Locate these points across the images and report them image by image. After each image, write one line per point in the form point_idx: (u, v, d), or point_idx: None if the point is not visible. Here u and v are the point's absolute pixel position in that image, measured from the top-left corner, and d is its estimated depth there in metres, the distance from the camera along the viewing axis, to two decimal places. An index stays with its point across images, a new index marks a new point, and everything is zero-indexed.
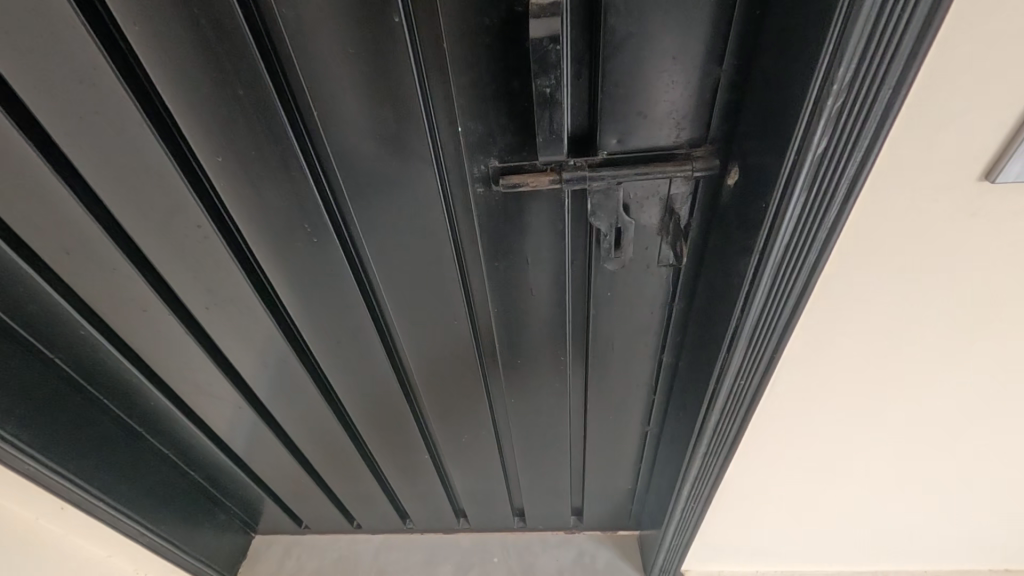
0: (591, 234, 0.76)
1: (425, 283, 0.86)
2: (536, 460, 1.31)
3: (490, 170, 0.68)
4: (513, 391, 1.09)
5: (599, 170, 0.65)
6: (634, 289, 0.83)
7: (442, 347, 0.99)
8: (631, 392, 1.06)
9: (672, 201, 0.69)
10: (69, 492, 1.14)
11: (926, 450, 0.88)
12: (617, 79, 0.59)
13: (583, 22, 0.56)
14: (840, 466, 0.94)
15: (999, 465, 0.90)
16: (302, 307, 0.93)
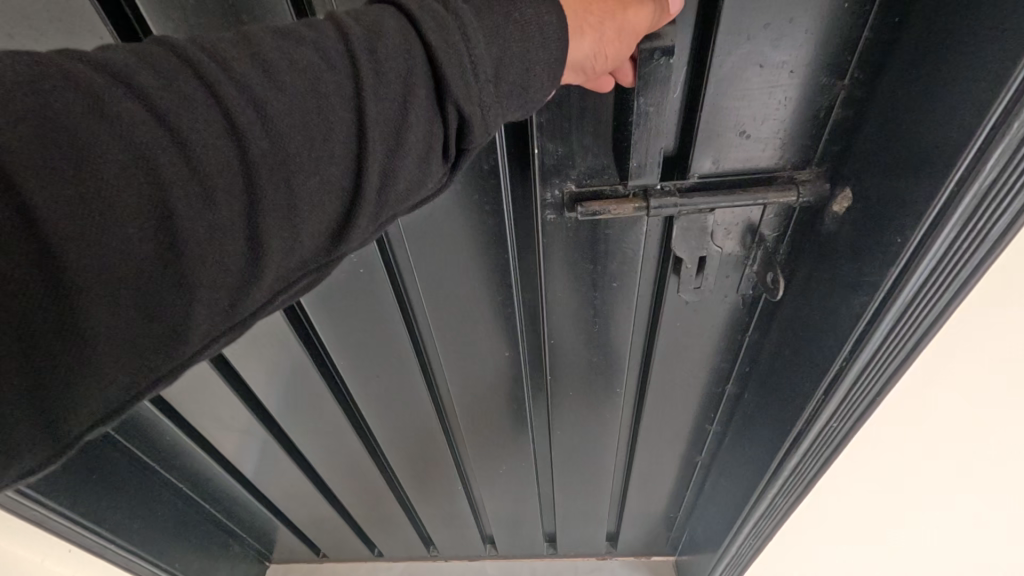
0: (665, 263, 0.68)
1: (476, 311, 0.79)
2: (574, 490, 1.23)
3: (565, 196, 0.60)
4: (558, 423, 1.02)
5: (691, 197, 0.57)
6: (708, 320, 0.75)
7: (484, 376, 0.92)
8: (687, 423, 0.99)
9: (760, 227, 0.62)
10: (81, 537, 1.01)
11: None
12: (721, 95, 0.52)
13: (691, 30, 0.49)
14: None
15: None
16: (335, 339, 0.86)
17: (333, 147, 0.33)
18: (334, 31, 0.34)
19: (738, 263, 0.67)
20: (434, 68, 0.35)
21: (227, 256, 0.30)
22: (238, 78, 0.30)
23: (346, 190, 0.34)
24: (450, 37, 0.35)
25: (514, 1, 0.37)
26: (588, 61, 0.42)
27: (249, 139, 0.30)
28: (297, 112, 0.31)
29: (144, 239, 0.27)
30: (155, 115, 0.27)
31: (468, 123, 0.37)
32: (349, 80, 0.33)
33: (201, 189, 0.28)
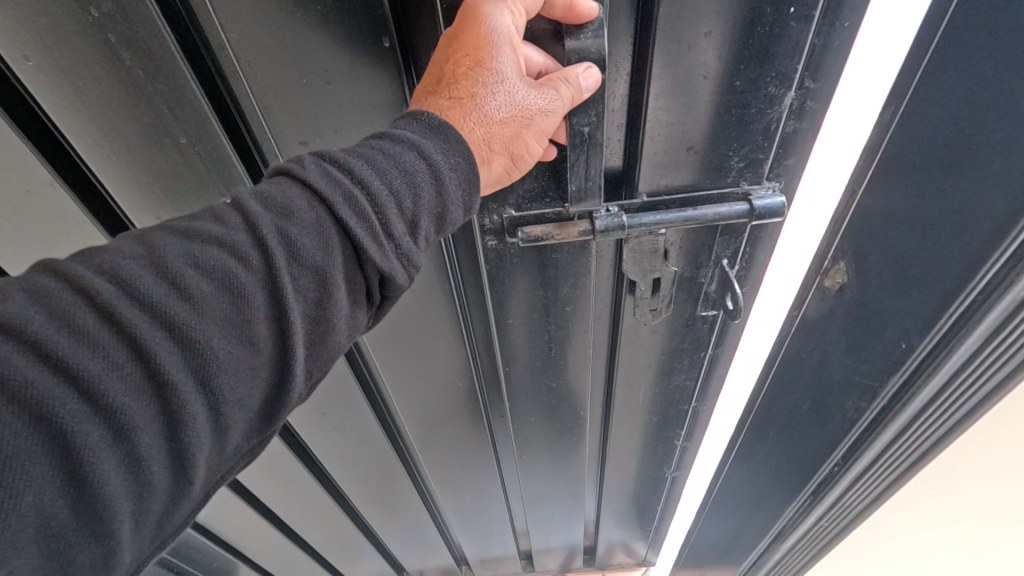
0: (621, 282, 0.63)
1: (427, 352, 0.73)
2: (549, 511, 1.19)
3: (502, 220, 0.54)
4: (521, 453, 0.96)
5: (639, 218, 0.52)
6: (672, 341, 0.70)
7: (442, 416, 0.86)
8: (657, 443, 0.95)
9: (714, 246, 0.57)
10: None
11: None
12: (665, 110, 0.46)
13: (626, 37, 0.43)
14: None
15: None
16: (320, 430, 0.82)
17: (262, 343, 0.24)
18: (236, 211, 0.25)
19: (694, 281, 0.62)
20: (347, 235, 0.26)
21: (152, 499, 0.22)
22: (137, 280, 0.22)
23: (282, 386, 0.26)
24: (355, 202, 0.26)
25: (419, 139, 0.29)
26: (505, 171, 0.40)
27: (164, 362, 0.21)
28: (219, 314, 0.23)
29: (43, 519, 0.19)
30: (39, 359, 0.19)
31: (397, 285, 0.28)
32: (267, 263, 0.24)
33: (111, 443, 0.20)
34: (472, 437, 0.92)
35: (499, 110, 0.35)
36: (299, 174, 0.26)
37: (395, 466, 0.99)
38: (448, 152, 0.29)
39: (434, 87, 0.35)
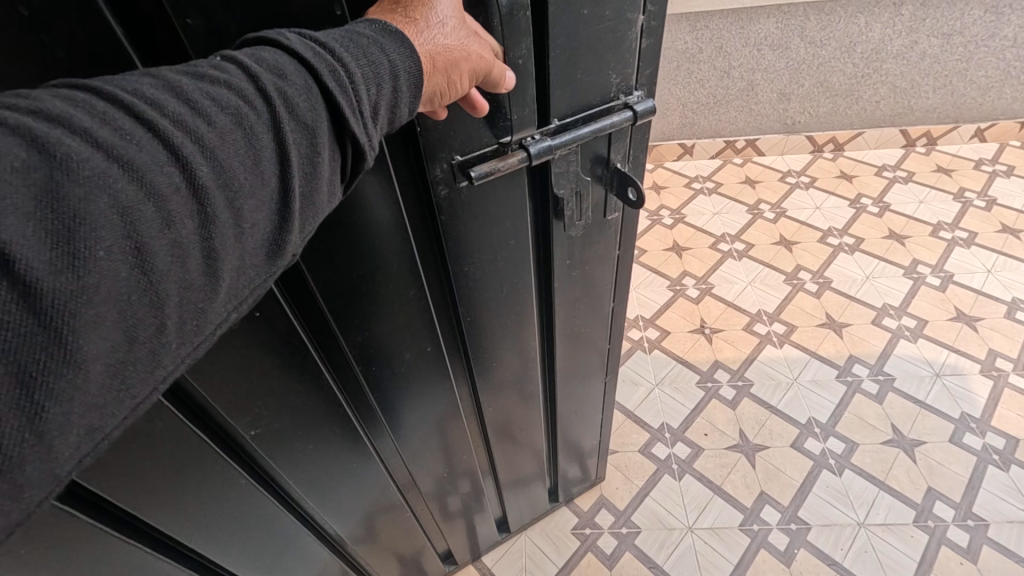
0: (540, 198, 0.58)
1: (382, 265, 0.50)
2: (534, 495, 0.96)
3: (445, 168, 0.48)
4: (498, 414, 0.77)
5: (559, 141, 0.51)
6: (597, 250, 0.67)
7: (418, 365, 0.61)
8: (596, 415, 0.92)
9: (610, 157, 0.57)
10: None
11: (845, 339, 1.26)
12: (580, 44, 0.47)
13: None
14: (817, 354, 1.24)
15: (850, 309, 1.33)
16: (247, 402, 0.49)
17: (266, 173, 0.29)
18: (235, 69, 0.29)
19: (597, 194, 0.60)
20: (329, 102, 0.31)
21: (189, 287, 0.26)
22: (162, 107, 0.26)
23: (281, 217, 0.30)
24: (337, 76, 0.31)
25: (385, 43, 0.33)
26: (436, 94, 0.38)
27: (196, 170, 0.26)
28: (232, 140, 0.27)
29: (115, 277, 0.23)
30: (99, 150, 0.24)
31: (365, 154, 0.33)
32: (265, 107, 0.29)
33: (161, 224, 0.25)
34: (455, 395, 0.69)
35: (441, 35, 0.36)
36: (287, 46, 0.31)
37: (362, 483, 0.67)
38: (403, 53, 0.34)
39: (387, 10, 0.36)
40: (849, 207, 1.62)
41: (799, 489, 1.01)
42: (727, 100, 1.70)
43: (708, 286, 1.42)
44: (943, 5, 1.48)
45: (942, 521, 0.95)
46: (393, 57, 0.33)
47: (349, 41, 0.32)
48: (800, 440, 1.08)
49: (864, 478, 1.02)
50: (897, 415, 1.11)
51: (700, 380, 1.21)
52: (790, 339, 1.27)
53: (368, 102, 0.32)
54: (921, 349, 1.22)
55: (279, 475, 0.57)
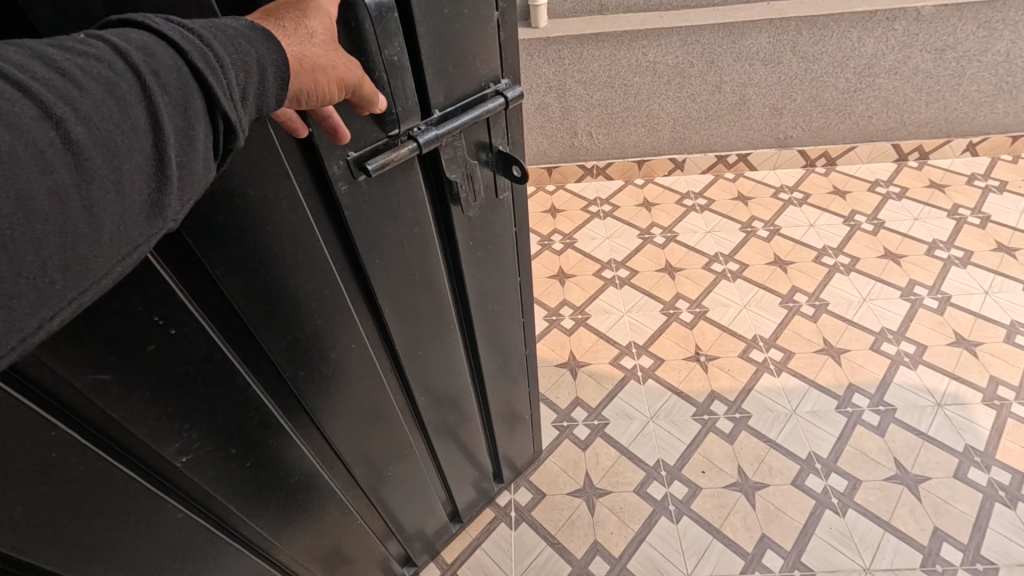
0: (434, 181, 0.58)
1: (294, 262, 0.48)
2: (475, 480, 0.98)
3: (341, 164, 0.46)
4: (432, 403, 0.76)
5: (446, 127, 0.52)
6: (498, 227, 0.69)
7: (345, 363, 0.59)
8: (515, 393, 0.95)
9: (490, 140, 0.59)
10: None
11: (845, 370, 1.21)
12: (444, 42, 0.48)
13: None
14: (816, 382, 1.19)
15: (850, 333, 1.28)
16: (162, 416, 0.45)
17: (144, 143, 0.26)
18: (98, 41, 0.26)
19: (485, 175, 0.61)
20: (201, 82, 0.28)
21: (74, 244, 0.24)
22: (29, 72, 0.23)
23: (160, 190, 0.27)
24: (206, 57, 0.28)
25: (248, 37, 0.31)
26: (303, 97, 0.37)
27: (73, 128, 0.23)
28: (108, 104, 0.25)
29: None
30: None
31: (237, 137, 0.31)
32: (137, 77, 0.26)
33: (41, 169, 0.22)
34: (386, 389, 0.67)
35: (311, 46, 0.36)
36: (150, 25, 0.28)
37: (302, 495, 0.63)
38: (272, 44, 0.32)
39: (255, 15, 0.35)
40: (844, 224, 1.58)
41: (800, 531, 0.97)
42: (719, 114, 1.66)
43: (703, 310, 1.37)
44: (935, 20, 1.45)
45: (951, 564, 0.91)
46: (263, 52, 0.31)
47: (218, 28, 0.30)
48: (800, 476, 1.04)
49: (868, 518, 0.98)
50: (898, 447, 1.07)
51: (696, 412, 1.16)
52: (788, 366, 1.23)
53: (236, 87, 0.30)
54: (922, 377, 1.18)
55: (212, 490, 0.53)
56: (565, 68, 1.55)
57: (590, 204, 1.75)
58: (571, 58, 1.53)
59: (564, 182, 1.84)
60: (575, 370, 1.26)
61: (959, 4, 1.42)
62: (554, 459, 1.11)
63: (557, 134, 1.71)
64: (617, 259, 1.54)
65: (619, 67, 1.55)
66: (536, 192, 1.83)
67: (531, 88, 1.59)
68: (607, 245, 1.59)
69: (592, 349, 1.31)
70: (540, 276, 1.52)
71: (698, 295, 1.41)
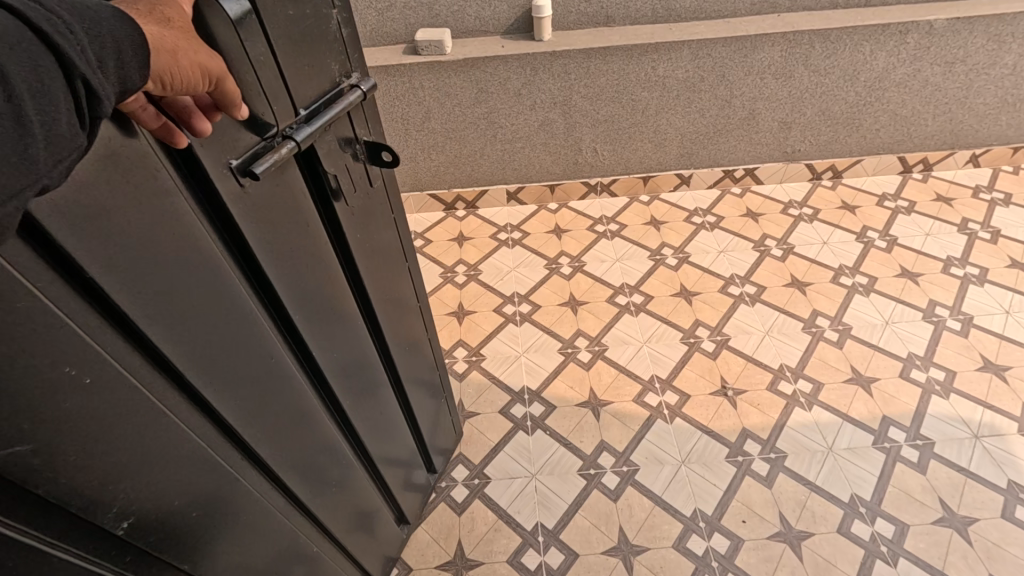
0: (313, 180, 0.56)
1: (192, 283, 0.43)
2: (410, 484, 0.96)
3: (226, 173, 0.44)
4: (362, 410, 0.73)
5: (317, 120, 0.50)
6: (378, 217, 0.68)
7: (272, 388, 0.54)
8: (427, 385, 0.94)
9: (356, 133, 0.59)
10: None
11: (878, 402, 1.16)
12: (296, 44, 0.47)
13: None
14: (850, 416, 1.14)
15: (877, 360, 1.24)
16: (93, 481, 0.38)
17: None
18: None
19: (358, 167, 0.61)
20: (50, 48, 0.23)
21: None
22: None
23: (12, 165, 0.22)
24: (48, 23, 0.23)
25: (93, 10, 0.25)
26: (166, 79, 0.31)
27: None
28: None
29: None
30: None
31: (102, 105, 0.26)
32: None
33: None
34: (319, 408, 0.63)
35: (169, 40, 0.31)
36: None
37: (254, 541, 0.56)
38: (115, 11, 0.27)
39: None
40: (856, 241, 1.55)
41: None
42: (727, 128, 1.61)
43: (724, 338, 1.31)
44: (947, 34, 1.43)
45: None
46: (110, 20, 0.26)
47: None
48: (845, 523, 0.99)
49: (921, 567, 0.93)
50: (942, 486, 1.02)
51: (729, 454, 1.10)
52: (818, 399, 1.18)
53: (94, 57, 0.25)
54: (955, 406, 1.14)
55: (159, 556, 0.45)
56: (570, 83, 1.47)
57: (596, 222, 1.68)
58: (577, 72, 1.44)
59: (566, 200, 1.75)
60: (597, 409, 1.19)
61: (971, 17, 1.40)
62: (583, 512, 1.03)
63: (560, 150, 1.62)
64: (630, 283, 1.47)
65: (627, 81, 1.47)
66: (538, 211, 1.74)
67: (534, 104, 1.51)
68: (618, 268, 1.52)
69: (613, 387, 1.23)
70: (550, 303, 1.43)
71: (719, 323, 1.35)
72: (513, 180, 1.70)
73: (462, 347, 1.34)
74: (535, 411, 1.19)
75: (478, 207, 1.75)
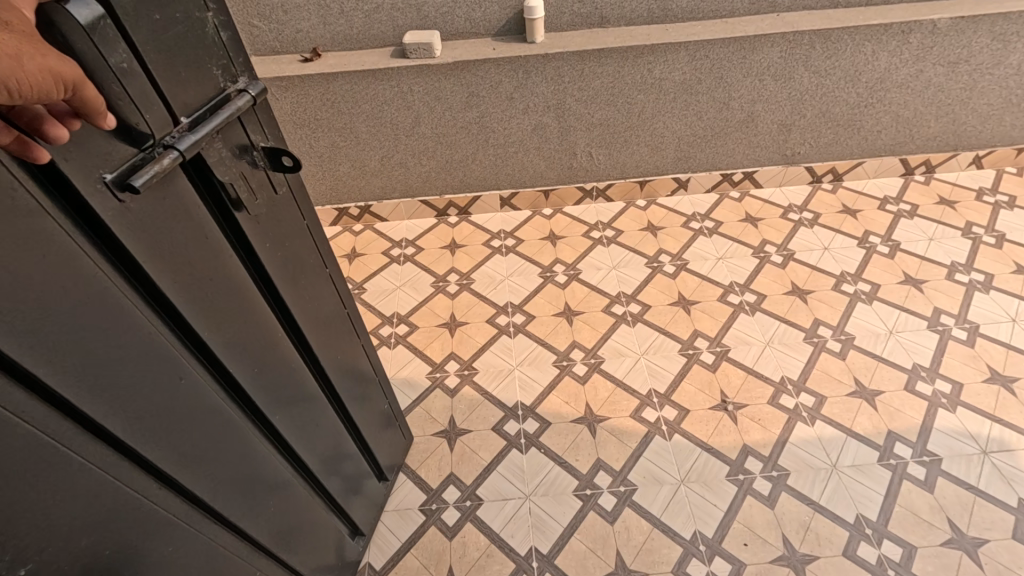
0: (206, 190, 0.53)
1: (69, 306, 0.41)
2: (358, 495, 0.94)
3: (101, 188, 0.42)
4: (296, 422, 0.71)
5: (202, 128, 0.48)
6: (290, 223, 0.66)
7: (183, 409, 0.52)
8: (366, 392, 0.92)
9: (253, 139, 0.56)
10: None
11: (883, 416, 1.12)
12: (168, 51, 0.46)
13: None
14: (854, 431, 1.11)
15: (882, 372, 1.20)
16: None
17: None
18: None
19: (257, 174, 0.58)
20: None
21: None
22: None
23: None
24: None
25: None
26: (15, 85, 0.30)
27: None
28: None
29: None
30: None
31: None
32: None
33: None
34: (243, 424, 0.61)
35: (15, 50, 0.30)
36: None
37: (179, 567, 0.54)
38: None
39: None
40: (858, 247, 1.51)
41: None
42: (725, 131, 1.56)
43: (723, 349, 1.27)
44: (950, 33, 1.39)
45: None
46: None
47: None
48: (851, 546, 0.95)
49: None
50: (950, 505, 0.99)
51: (730, 472, 1.06)
52: (821, 414, 1.14)
53: None
54: (962, 420, 1.11)
55: None
56: (564, 86, 1.42)
57: (592, 228, 1.63)
58: (571, 75, 1.40)
59: (561, 205, 1.71)
60: (593, 425, 1.15)
61: (975, 16, 1.36)
62: (579, 536, 0.99)
63: (553, 154, 1.58)
64: (626, 292, 1.43)
65: (622, 84, 1.43)
66: (533, 217, 1.69)
67: (527, 108, 1.46)
68: (614, 276, 1.48)
69: (609, 402, 1.19)
70: (544, 313, 1.39)
71: (719, 334, 1.31)
72: (506, 186, 1.66)
73: (453, 360, 1.30)
74: (529, 428, 1.15)
75: (470, 213, 1.71)
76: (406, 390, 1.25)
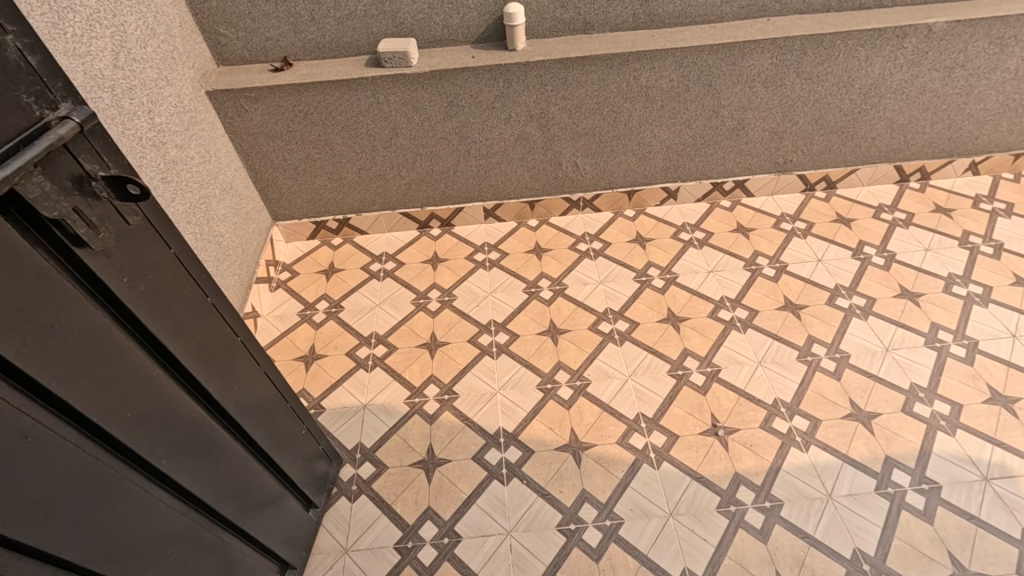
0: (35, 231, 0.48)
1: None
2: (280, 532, 0.89)
3: None
4: (194, 466, 0.67)
5: (15, 161, 0.44)
6: (150, 256, 0.61)
7: (39, 473, 0.47)
8: (274, 423, 0.87)
9: (88, 169, 0.52)
10: None
11: (880, 441, 1.08)
12: None
13: None
14: (851, 458, 1.06)
15: (879, 393, 1.16)
16: None
17: None
18: None
19: (99, 208, 0.53)
20: None
21: None
22: None
23: None
24: None
25: None
26: None
27: None
28: None
29: None
30: None
31: None
32: None
33: None
34: (125, 478, 0.57)
35: None
36: None
37: None
38: None
39: None
40: (853, 258, 1.46)
41: None
42: (714, 138, 1.51)
43: (714, 370, 1.22)
44: (947, 37, 1.34)
45: None
46: None
47: None
48: None
49: None
50: (951, 537, 0.94)
51: (720, 504, 1.01)
52: (816, 439, 1.09)
53: None
54: (962, 444, 1.06)
55: None
56: (548, 95, 1.37)
57: (579, 240, 1.58)
58: (554, 84, 1.34)
59: (547, 216, 1.65)
60: (577, 453, 1.10)
61: (972, 20, 1.31)
62: None
63: (538, 165, 1.53)
64: (615, 308, 1.38)
65: (608, 93, 1.37)
66: (518, 228, 1.64)
67: (509, 118, 1.41)
68: (601, 291, 1.43)
69: (595, 428, 1.14)
70: (528, 332, 1.34)
71: (710, 353, 1.25)
72: (490, 197, 1.60)
73: (432, 384, 1.24)
74: (511, 457, 1.10)
75: (453, 224, 1.65)
76: (383, 416, 1.19)
